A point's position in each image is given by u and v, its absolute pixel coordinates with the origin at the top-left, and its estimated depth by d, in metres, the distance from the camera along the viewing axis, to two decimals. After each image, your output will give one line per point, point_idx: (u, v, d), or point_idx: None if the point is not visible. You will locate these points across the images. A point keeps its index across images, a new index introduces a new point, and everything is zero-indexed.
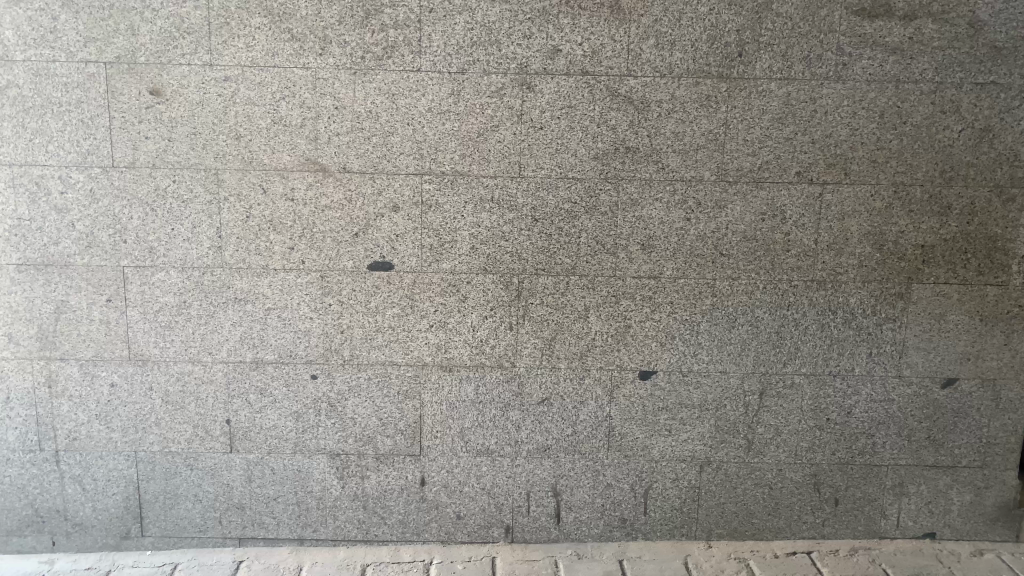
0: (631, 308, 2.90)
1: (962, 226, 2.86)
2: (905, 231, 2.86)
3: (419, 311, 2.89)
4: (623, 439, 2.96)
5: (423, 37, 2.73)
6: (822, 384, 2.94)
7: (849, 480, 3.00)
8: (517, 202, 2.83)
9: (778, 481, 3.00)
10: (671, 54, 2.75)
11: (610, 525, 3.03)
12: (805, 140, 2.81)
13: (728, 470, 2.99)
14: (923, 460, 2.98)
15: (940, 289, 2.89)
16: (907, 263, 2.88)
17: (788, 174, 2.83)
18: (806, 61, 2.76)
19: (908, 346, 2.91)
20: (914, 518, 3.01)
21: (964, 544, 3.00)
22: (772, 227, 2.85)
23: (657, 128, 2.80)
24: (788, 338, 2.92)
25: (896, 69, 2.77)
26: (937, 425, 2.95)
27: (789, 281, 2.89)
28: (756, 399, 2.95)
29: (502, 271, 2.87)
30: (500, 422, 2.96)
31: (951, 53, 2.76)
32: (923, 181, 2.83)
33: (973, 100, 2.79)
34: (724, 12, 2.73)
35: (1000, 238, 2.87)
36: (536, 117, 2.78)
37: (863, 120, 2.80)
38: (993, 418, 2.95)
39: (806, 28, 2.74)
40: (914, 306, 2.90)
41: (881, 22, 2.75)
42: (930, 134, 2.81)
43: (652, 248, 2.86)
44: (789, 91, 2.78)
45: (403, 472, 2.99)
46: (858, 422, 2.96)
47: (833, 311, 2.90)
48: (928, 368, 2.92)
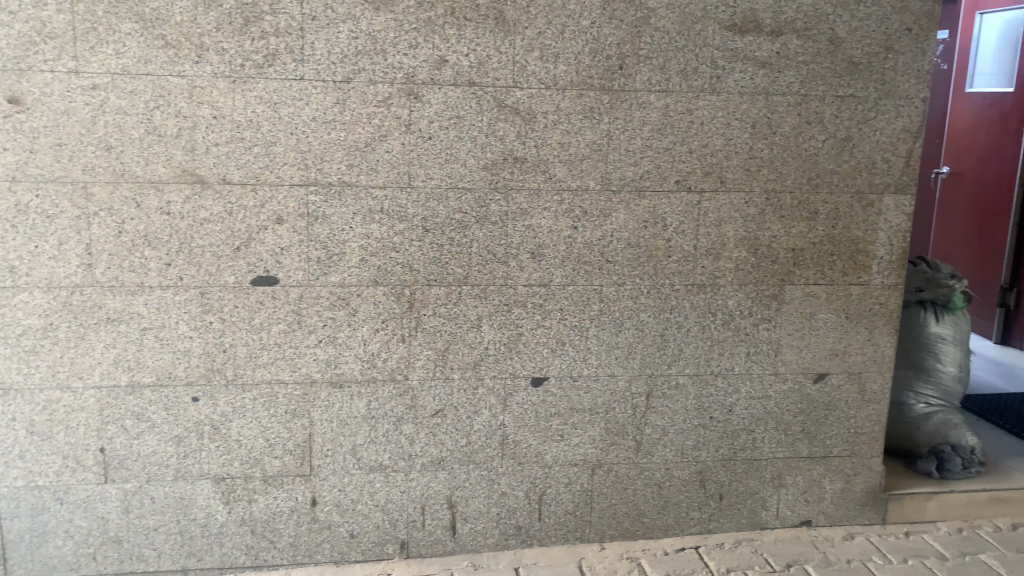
0: (522, 316, 2.93)
1: (828, 229, 3.04)
2: (777, 235, 3.01)
3: (306, 326, 2.83)
4: (517, 446, 2.99)
5: (306, 46, 2.68)
6: (705, 384, 3.05)
7: (732, 476, 3.12)
8: (407, 212, 2.82)
9: (666, 480, 3.08)
10: (555, 66, 2.80)
11: (505, 534, 3.04)
12: (683, 150, 2.91)
13: (618, 472, 3.06)
14: (799, 452, 3.13)
15: (810, 290, 3.05)
16: (779, 265, 3.03)
17: (668, 182, 2.93)
18: (684, 74, 2.87)
19: (782, 344, 3.06)
20: (792, 508, 3.16)
21: (838, 530, 3.17)
22: (654, 234, 2.95)
23: (543, 139, 2.84)
24: (672, 340, 3.02)
25: (765, 82, 2.92)
26: (811, 419, 3.11)
27: (672, 286, 2.99)
28: (643, 401, 3.03)
29: (392, 283, 2.84)
30: (393, 437, 2.93)
31: (814, 67, 2.93)
32: (792, 188, 2.99)
33: (834, 112, 2.97)
34: (605, 26, 2.80)
35: (861, 240, 3.06)
36: (423, 127, 2.78)
37: (737, 130, 2.93)
38: (860, 409, 3.14)
39: (682, 42, 2.85)
40: (787, 306, 3.05)
41: (751, 37, 2.89)
42: (797, 144, 2.97)
43: (541, 256, 2.91)
44: (667, 103, 2.88)
45: (293, 493, 2.91)
46: (739, 418, 3.08)
47: (713, 313, 3.02)
48: (802, 365, 3.08)
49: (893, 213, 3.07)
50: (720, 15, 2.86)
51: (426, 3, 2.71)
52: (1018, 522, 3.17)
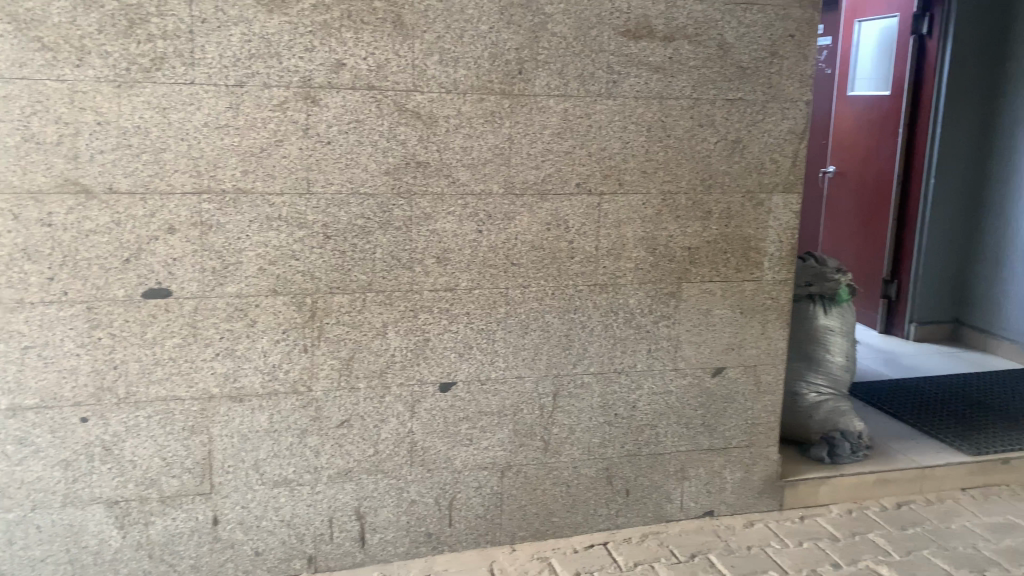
0: (428, 321, 2.91)
1: (722, 228, 3.15)
2: (674, 235, 3.10)
3: (203, 339, 2.73)
4: (426, 452, 2.97)
5: (196, 49, 2.58)
6: (609, 381, 3.11)
7: (637, 471, 3.19)
8: (306, 218, 2.76)
9: (574, 478, 3.13)
10: (455, 70, 2.80)
11: (416, 542, 3.02)
12: (583, 154, 2.97)
13: (527, 473, 3.08)
14: (700, 445, 3.23)
15: (706, 287, 3.16)
16: (677, 264, 3.12)
17: (569, 185, 2.98)
18: (581, 78, 2.92)
19: (682, 340, 3.16)
20: (695, 499, 3.25)
21: (738, 518, 3.29)
22: (557, 236, 2.99)
23: (444, 143, 2.84)
24: (576, 340, 3.06)
25: (659, 87, 3.00)
26: (711, 412, 3.22)
27: (575, 287, 3.04)
28: (550, 401, 3.07)
29: (293, 292, 2.78)
30: (298, 449, 2.86)
31: (705, 72, 3.03)
32: (687, 189, 3.09)
33: (725, 115, 3.08)
34: (503, 30, 2.82)
35: (752, 238, 3.19)
36: (322, 132, 2.72)
37: (634, 133, 3.01)
38: (756, 400, 3.26)
39: (579, 47, 2.90)
40: (685, 303, 3.15)
41: (645, 42, 2.96)
42: (690, 146, 3.07)
43: (446, 260, 2.90)
44: (566, 107, 2.92)
45: (193, 513, 2.81)
46: (642, 414, 3.16)
47: (615, 312, 3.09)
48: (700, 360, 3.18)
49: (781, 211, 3.21)
50: (615, 21, 2.92)
51: (322, 6, 2.66)
52: (901, 501, 3.36)
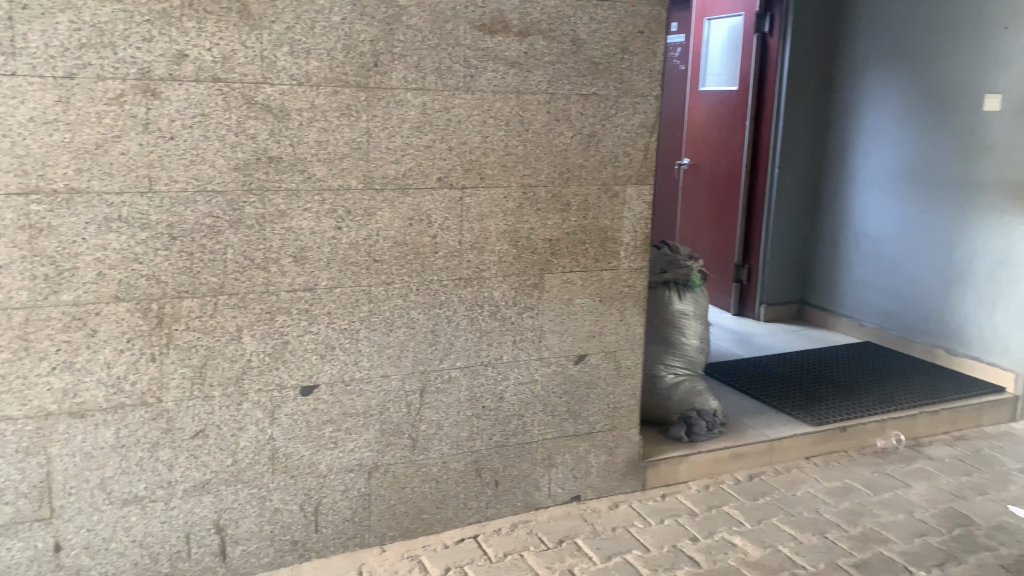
0: (287, 323, 2.82)
1: (580, 220, 3.22)
2: (535, 227, 3.15)
3: (37, 352, 2.52)
4: (288, 459, 2.88)
5: (17, 38, 2.37)
6: (476, 374, 3.12)
7: (505, 461, 3.22)
8: (150, 219, 2.60)
9: (443, 474, 3.12)
10: (307, 62, 2.71)
11: (281, 551, 2.92)
12: (442, 148, 2.95)
13: (395, 472, 3.05)
14: (565, 432, 3.30)
15: (567, 277, 3.23)
16: (539, 256, 3.17)
17: (430, 180, 2.95)
18: (438, 72, 2.90)
19: (546, 330, 3.21)
20: (562, 485, 3.32)
21: (603, 500, 3.38)
22: (419, 231, 2.96)
23: (298, 137, 2.75)
24: (442, 335, 3.05)
25: (516, 81, 3.02)
26: (575, 399, 3.29)
27: (439, 281, 3.02)
28: (417, 398, 3.04)
29: (137, 297, 2.61)
30: (149, 464, 2.70)
31: (559, 67, 3.09)
32: (546, 182, 3.14)
33: (580, 109, 3.15)
34: (356, 22, 2.76)
35: (609, 229, 3.28)
36: (164, 127, 2.57)
37: (492, 127, 3.02)
38: (617, 385, 3.37)
39: (435, 40, 2.88)
40: (547, 294, 3.20)
41: (500, 37, 2.98)
42: (548, 140, 3.12)
43: (303, 259, 2.81)
44: (424, 101, 2.90)
45: (32, 541, 2.59)
46: (509, 405, 3.19)
47: (480, 305, 3.10)
48: (563, 348, 3.25)
49: (636, 202, 3.31)
50: (470, 15, 2.92)
51: None
52: (753, 473, 3.57)
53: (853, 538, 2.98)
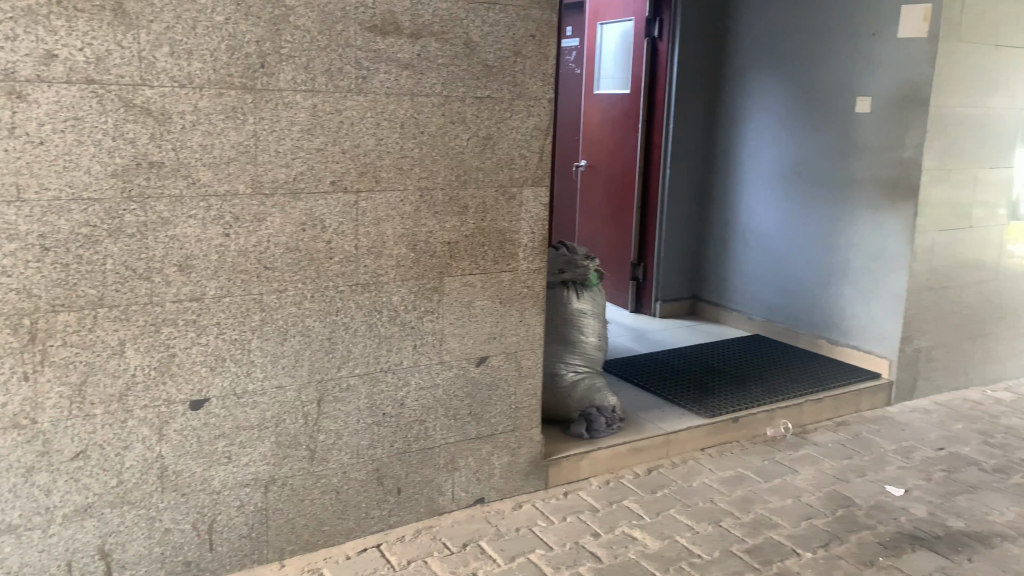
0: (174, 335, 2.70)
1: (478, 222, 3.22)
2: (433, 230, 3.13)
3: None
4: (178, 476, 2.76)
5: None
6: (375, 381, 3.08)
7: (408, 468, 3.18)
8: (18, 229, 2.43)
9: (343, 483, 3.06)
10: (189, 63, 2.61)
11: (173, 573, 2.80)
12: (335, 151, 2.89)
13: (293, 485, 2.97)
14: (468, 435, 3.29)
15: (466, 280, 3.22)
16: (437, 259, 3.15)
17: (323, 183, 2.89)
18: (329, 74, 2.84)
19: (446, 333, 3.20)
20: (466, 488, 3.32)
21: (507, 501, 3.40)
22: (312, 237, 2.89)
23: (181, 141, 2.63)
24: (339, 342, 2.99)
25: (410, 83, 3.00)
26: (477, 402, 3.29)
27: (335, 288, 2.96)
28: (314, 407, 2.97)
29: (6, 313, 2.45)
30: (24, 490, 2.53)
31: (453, 69, 3.08)
32: (443, 185, 3.13)
33: (475, 112, 3.16)
34: (241, 22, 2.67)
35: (507, 231, 3.30)
36: (33, 131, 2.42)
37: (386, 130, 2.98)
38: (519, 385, 3.39)
39: (324, 42, 2.82)
40: (446, 297, 3.19)
41: (392, 39, 2.95)
42: (443, 142, 3.11)
43: (190, 268, 2.70)
44: (315, 103, 2.83)
45: None
46: (410, 411, 3.16)
47: (378, 311, 3.05)
48: (464, 351, 3.25)
49: (533, 204, 3.34)
50: (360, 16, 2.87)
51: None
52: (652, 466, 3.67)
53: (745, 525, 3.10)
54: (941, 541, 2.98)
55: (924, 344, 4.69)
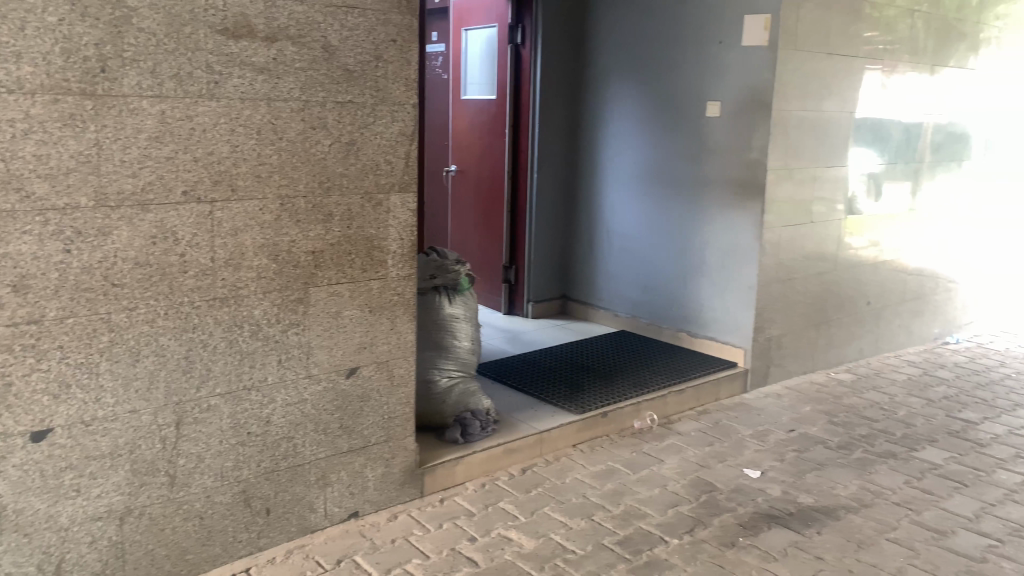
0: (9, 362, 2.49)
1: (344, 230, 3.16)
2: (296, 240, 3.04)
3: None
4: (19, 516, 2.55)
5: None
6: (239, 400, 2.95)
7: (277, 487, 3.08)
8: None
9: (207, 509, 2.92)
10: (18, 67, 2.41)
11: None
12: (187, 159, 2.76)
13: (152, 514, 2.81)
14: (339, 448, 3.22)
15: (333, 290, 3.15)
16: (301, 269, 3.07)
17: (174, 194, 2.75)
18: (177, 78, 2.70)
19: (313, 346, 3.12)
20: (338, 503, 3.25)
21: (382, 513, 3.35)
22: (164, 250, 2.75)
23: (12, 151, 2.43)
24: (197, 361, 2.85)
25: (266, 88, 2.90)
26: (348, 414, 3.23)
27: (191, 303, 2.82)
28: (172, 431, 2.82)
29: None
30: None
31: (311, 74, 3.00)
32: (305, 193, 3.05)
33: (337, 117, 3.09)
34: (77, 23, 2.50)
35: (374, 238, 3.24)
36: None
37: (242, 136, 2.87)
38: (391, 395, 3.35)
39: (172, 45, 2.68)
40: (313, 309, 3.11)
41: (246, 42, 2.83)
42: (304, 148, 3.02)
43: (26, 288, 2.50)
44: (163, 109, 2.69)
45: None
46: (277, 428, 3.05)
47: (239, 325, 2.93)
48: (333, 363, 3.17)
49: (400, 210, 3.30)
50: (210, 18, 2.75)
51: None
52: (527, 466, 3.72)
53: (616, 517, 3.20)
54: (793, 517, 3.19)
55: (775, 333, 5.00)
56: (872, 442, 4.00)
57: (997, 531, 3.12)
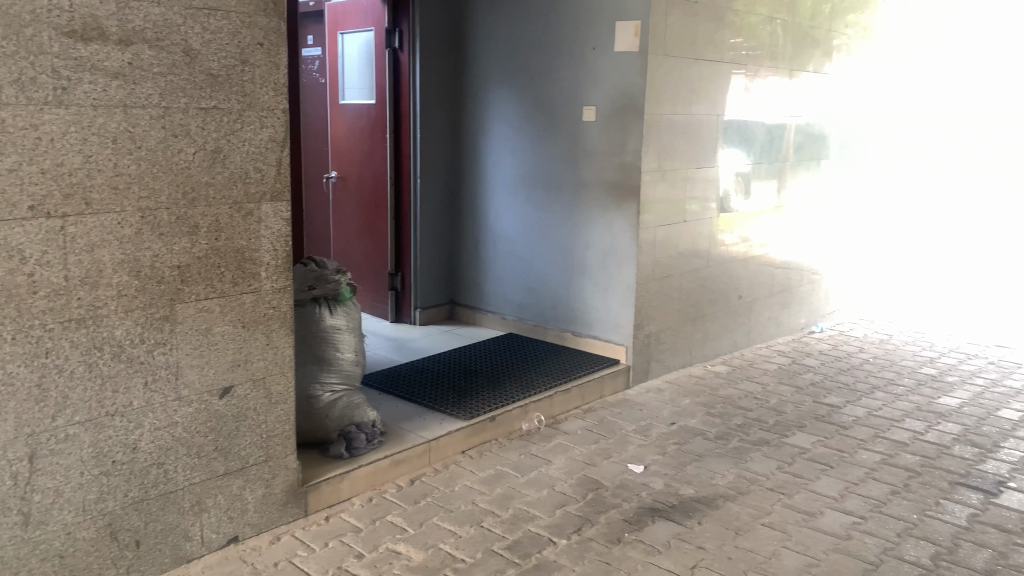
0: None
1: (212, 242, 3.01)
2: (160, 254, 2.88)
3: None
4: None
5: None
6: (101, 428, 2.76)
7: (147, 517, 2.90)
8: None
9: (69, 546, 2.72)
10: None
11: None
12: (33, 171, 2.56)
13: (5, 557, 2.59)
14: (215, 472, 3.07)
15: (202, 305, 3.00)
16: (166, 285, 2.90)
17: (19, 209, 2.54)
18: (18, 84, 2.51)
19: (182, 365, 2.96)
20: (216, 529, 3.09)
21: (264, 536, 3.22)
22: (11, 270, 2.54)
23: None
24: (52, 389, 2.64)
25: (121, 95, 2.72)
26: (223, 434, 3.08)
27: (43, 326, 2.61)
28: (25, 466, 2.61)
29: None
30: None
31: (172, 79, 2.84)
32: (168, 204, 2.89)
33: (200, 124, 2.94)
34: None
35: (246, 249, 3.10)
36: None
37: (95, 146, 2.69)
38: (269, 413, 3.22)
39: (12, 48, 2.48)
40: (181, 326, 2.95)
41: (96, 45, 2.65)
42: (166, 158, 2.86)
43: None
44: (2, 118, 2.49)
45: None
46: (146, 454, 2.88)
47: (98, 348, 2.74)
48: (205, 383, 3.02)
49: (272, 219, 3.18)
50: (55, 20, 2.56)
51: None
52: (414, 476, 3.66)
53: (505, 522, 3.20)
54: (675, 509, 3.29)
55: (654, 329, 5.15)
56: (747, 431, 4.18)
57: (860, 509, 3.32)
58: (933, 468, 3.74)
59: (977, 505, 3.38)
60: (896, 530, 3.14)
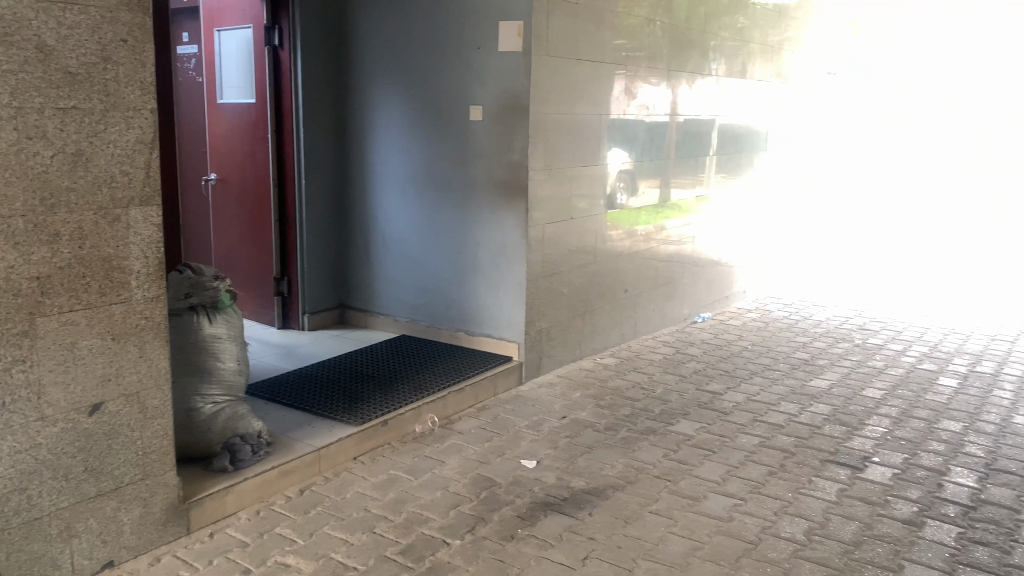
0: None
1: (75, 251, 2.83)
2: (16, 265, 2.68)
3: None
4: None
5: None
6: None
7: (8, 548, 2.70)
8: None
9: None
10: None
11: None
12: None
13: None
14: (86, 494, 2.89)
15: (66, 318, 2.81)
16: (24, 298, 2.70)
17: None
18: None
19: (45, 383, 2.76)
20: (88, 555, 2.91)
21: (142, 559, 3.06)
22: None
23: None
24: None
25: None
26: (94, 454, 2.90)
27: None
28: None
29: None
30: None
31: (24, 77, 2.65)
32: (24, 212, 2.69)
33: (58, 125, 2.76)
34: None
35: (113, 257, 2.93)
36: None
37: None
38: (144, 429, 3.06)
39: None
40: (42, 341, 2.75)
41: None
42: (20, 162, 2.67)
43: None
44: None
45: None
46: (5, 480, 2.67)
47: None
48: (71, 401, 2.83)
49: (142, 225, 3.02)
50: None
51: None
52: (304, 486, 3.57)
53: (397, 527, 3.16)
54: (567, 502, 3.34)
55: (546, 325, 5.23)
56: (634, 421, 4.29)
57: (740, 490, 3.47)
58: (806, 448, 3.95)
59: (846, 480, 3.60)
60: (773, 508, 3.31)
